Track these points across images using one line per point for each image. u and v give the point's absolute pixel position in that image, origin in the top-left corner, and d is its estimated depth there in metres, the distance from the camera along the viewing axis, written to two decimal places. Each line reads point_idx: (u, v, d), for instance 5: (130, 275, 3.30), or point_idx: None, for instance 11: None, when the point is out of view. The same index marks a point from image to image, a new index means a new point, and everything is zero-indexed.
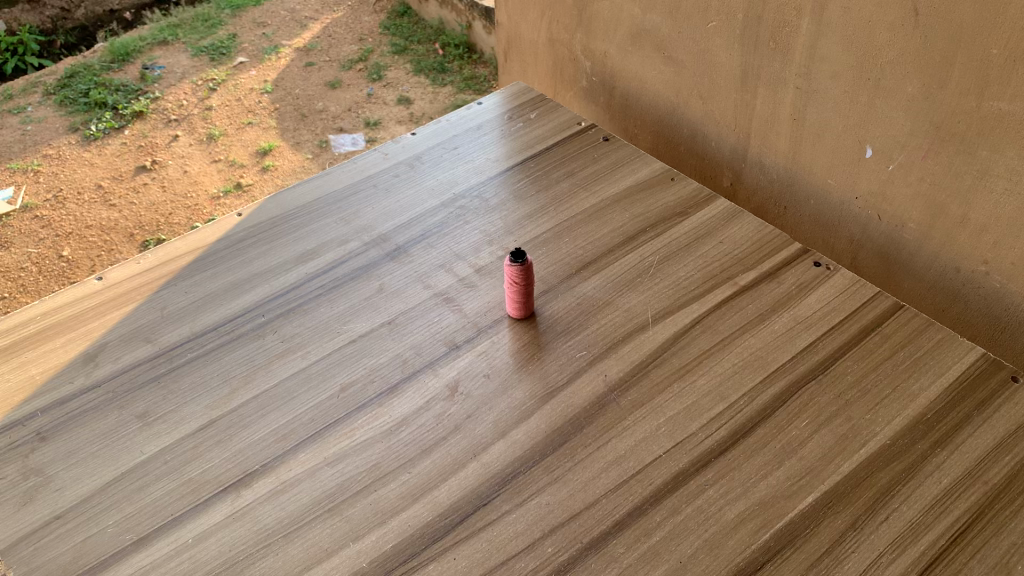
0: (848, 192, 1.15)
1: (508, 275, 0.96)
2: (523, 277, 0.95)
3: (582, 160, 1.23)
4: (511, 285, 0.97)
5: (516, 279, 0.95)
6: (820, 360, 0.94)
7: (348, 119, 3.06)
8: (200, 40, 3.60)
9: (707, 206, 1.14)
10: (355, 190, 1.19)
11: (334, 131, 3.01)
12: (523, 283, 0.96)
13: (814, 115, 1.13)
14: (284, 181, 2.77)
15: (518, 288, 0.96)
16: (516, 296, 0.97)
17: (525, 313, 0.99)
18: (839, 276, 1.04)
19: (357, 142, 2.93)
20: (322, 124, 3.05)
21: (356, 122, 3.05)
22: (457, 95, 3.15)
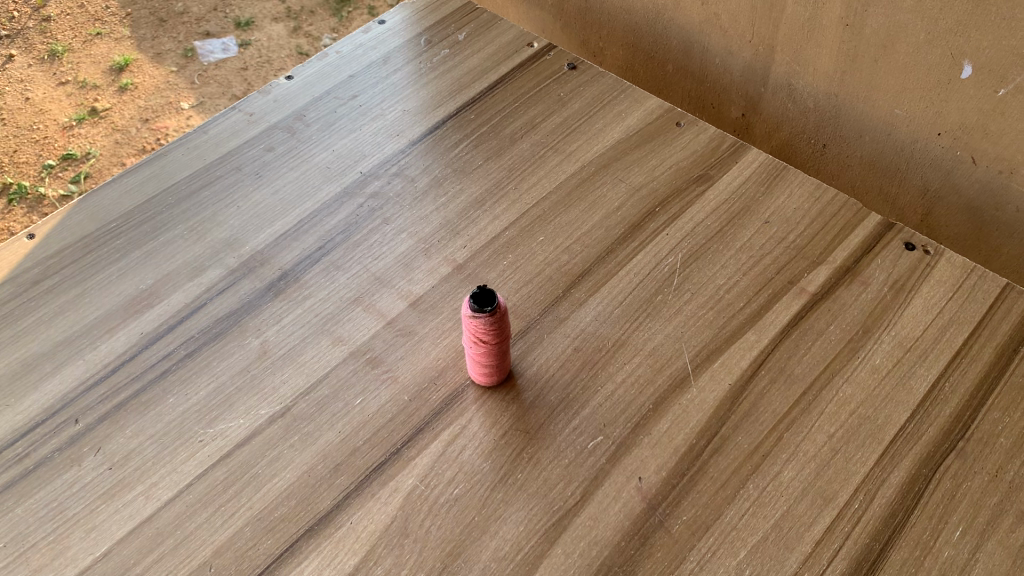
0: (926, 127, 0.80)
1: (468, 332, 0.60)
2: (492, 332, 0.59)
3: (543, 102, 0.85)
4: (473, 343, 0.60)
5: (482, 337, 0.59)
6: (952, 415, 0.62)
7: (214, 20, 2.41)
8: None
9: (735, 165, 0.78)
10: (209, 180, 0.79)
11: (200, 35, 2.36)
12: (496, 341, 0.60)
13: (878, 18, 0.77)
14: (146, 103, 2.17)
15: (487, 348, 0.60)
16: (485, 359, 0.61)
17: (500, 377, 0.63)
18: (945, 263, 0.71)
19: (230, 49, 2.33)
20: (183, 27, 2.40)
21: (223, 23, 2.41)
22: None
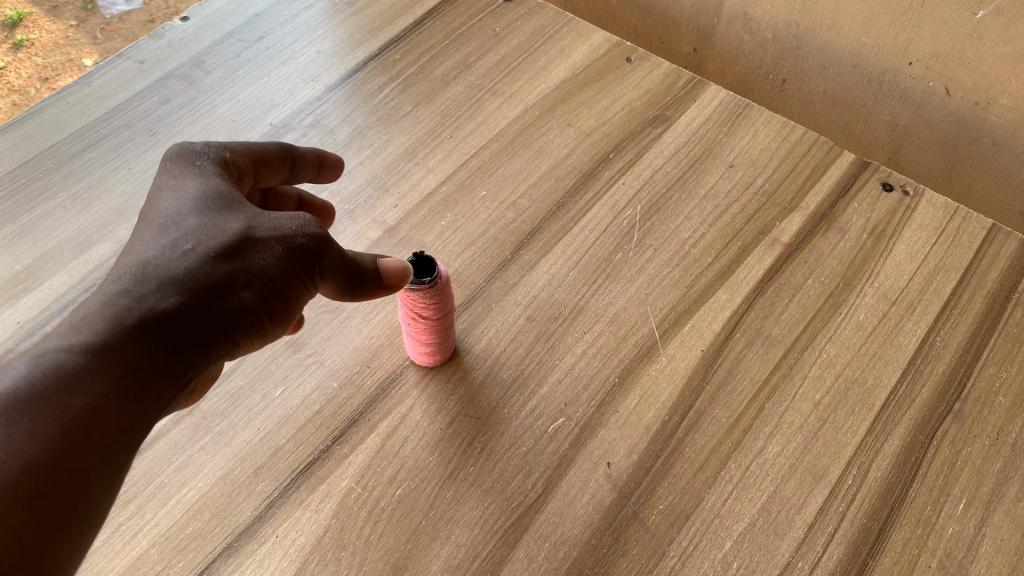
0: (896, 57, 0.74)
1: (404, 307, 0.51)
2: (432, 305, 0.51)
3: (477, 38, 0.75)
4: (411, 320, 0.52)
5: (420, 312, 0.51)
6: (945, 373, 0.56)
7: None
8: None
9: (694, 104, 0.71)
10: (93, 139, 0.68)
11: None
12: (439, 317, 0.52)
13: None
14: None
15: (428, 325, 0.52)
16: (426, 338, 0.53)
17: (440, 356, 0.56)
18: (926, 204, 0.65)
19: None
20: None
21: None
22: None
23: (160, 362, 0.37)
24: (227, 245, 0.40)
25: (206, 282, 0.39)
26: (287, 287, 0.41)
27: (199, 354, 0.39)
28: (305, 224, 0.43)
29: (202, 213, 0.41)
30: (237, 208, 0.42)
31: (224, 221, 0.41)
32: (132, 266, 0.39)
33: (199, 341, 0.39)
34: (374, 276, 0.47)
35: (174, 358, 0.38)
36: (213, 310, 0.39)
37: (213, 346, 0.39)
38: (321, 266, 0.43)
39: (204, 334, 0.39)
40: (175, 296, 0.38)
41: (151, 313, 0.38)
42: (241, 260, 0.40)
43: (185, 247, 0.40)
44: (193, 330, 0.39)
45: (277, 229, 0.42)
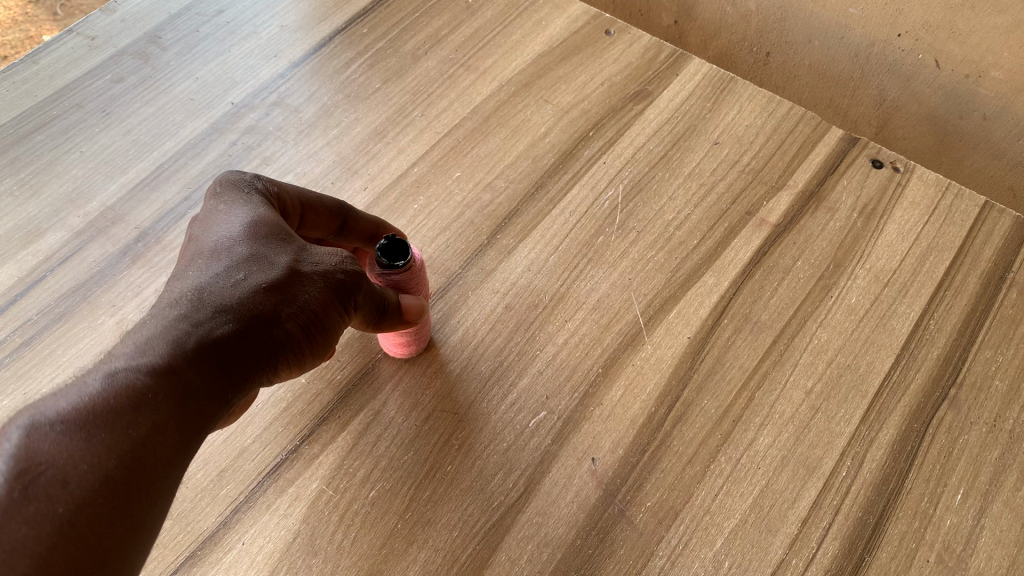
0: (885, 28, 0.71)
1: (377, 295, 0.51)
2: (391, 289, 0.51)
3: (449, 11, 0.72)
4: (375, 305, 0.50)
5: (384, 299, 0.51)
6: (941, 357, 0.54)
7: None
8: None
9: (676, 78, 0.68)
10: (41, 121, 0.64)
11: None
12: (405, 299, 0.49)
13: None
14: None
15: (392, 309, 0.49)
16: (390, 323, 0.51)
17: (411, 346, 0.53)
18: (917, 181, 0.62)
19: None
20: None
21: None
22: None
23: (217, 381, 0.40)
24: (275, 277, 0.44)
25: (256, 310, 0.43)
26: (327, 317, 0.45)
27: (246, 377, 0.42)
28: (344, 261, 0.47)
29: (252, 244, 0.45)
30: (285, 242, 0.46)
31: (273, 253, 0.45)
32: (188, 292, 0.43)
33: (246, 363, 0.42)
34: (398, 309, 0.49)
35: (227, 379, 0.41)
36: (261, 336, 0.43)
37: (258, 370, 0.43)
38: (356, 300, 0.46)
39: (253, 358, 0.42)
40: (229, 323, 0.42)
41: (208, 336, 0.41)
42: (287, 291, 0.44)
43: (236, 278, 0.44)
44: (244, 352, 0.42)
45: (318, 264, 0.46)
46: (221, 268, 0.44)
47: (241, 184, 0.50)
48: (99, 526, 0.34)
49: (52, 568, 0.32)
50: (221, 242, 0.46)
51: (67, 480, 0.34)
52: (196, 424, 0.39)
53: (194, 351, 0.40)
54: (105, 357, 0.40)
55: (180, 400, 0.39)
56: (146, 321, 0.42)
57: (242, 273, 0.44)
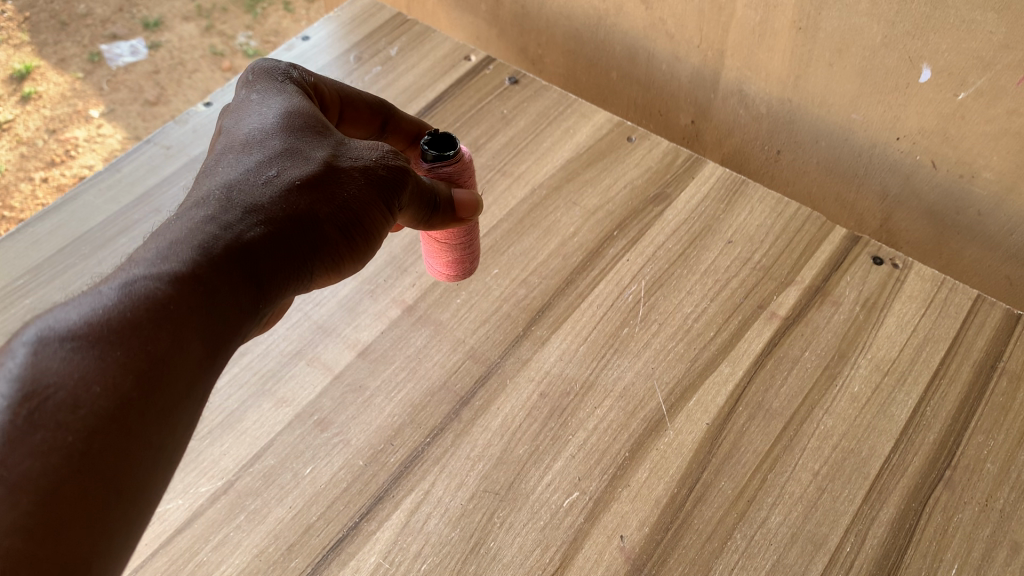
0: (884, 131, 0.78)
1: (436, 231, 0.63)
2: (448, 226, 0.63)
3: (487, 121, 0.80)
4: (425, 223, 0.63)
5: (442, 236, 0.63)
6: (936, 441, 0.59)
7: None
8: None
9: (692, 181, 0.75)
10: (126, 223, 0.72)
11: None
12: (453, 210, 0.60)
13: (830, 22, 0.75)
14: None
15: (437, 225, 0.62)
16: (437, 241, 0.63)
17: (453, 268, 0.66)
18: (915, 276, 0.68)
19: None
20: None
21: None
22: None
23: (267, 246, 0.48)
24: (312, 166, 0.52)
25: (297, 188, 0.51)
26: (365, 200, 0.53)
27: (294, 245, 0.50)
28: (384, 152, 0.55)
29: (290, 137, 0.53)
30: (323, 135, 0.54)
31: (310, 150, 0.53)
32: (240, 176, 0.51)
33: (293, 233, 0.50)
34: (454, 204, 0.60)
35: (275, 247, 0.49)
36: (306, 211, 0.50)
37: (306, 239, 0.50)
38: (394, 185, 0.54)
39: (299, 226, 0.50)
40: (275, 197, 0.50)
41: (255, 213, 0.49)
42: (324, 174, 0.52)
43: (274, 174, 0.51)
44: (277, 243, 0.49)
45: (358, 156, 0.54)
46: (261, 155, 0.52)
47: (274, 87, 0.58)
48: (111, 446, 0.38)
49: (66, 498, 0.36)
50: (260, 132, 0.54)
51: (78, 403, 0.38)
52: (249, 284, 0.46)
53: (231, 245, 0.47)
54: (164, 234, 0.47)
55: (223, 277, 0.45)
56: (193, 211, 0.49)
57: (283, 160, 0.52)
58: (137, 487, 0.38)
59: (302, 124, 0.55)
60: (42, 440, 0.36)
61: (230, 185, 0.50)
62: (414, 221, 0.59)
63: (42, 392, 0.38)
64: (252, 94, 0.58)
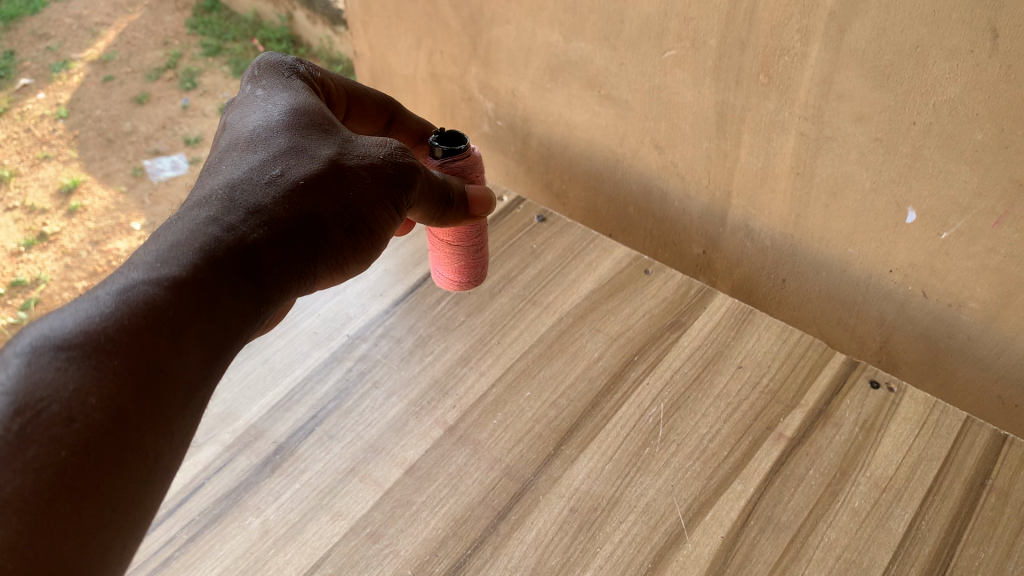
0: (878, 265, 0.87)
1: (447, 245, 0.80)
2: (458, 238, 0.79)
3: (518, 256, 0.90)
4: (440, 234, 0.80)
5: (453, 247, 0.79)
6: (932, 553, 0.65)
7: None
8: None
9: (704, 310, 0.83)
10: None
11: None
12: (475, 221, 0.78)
13: (826, 169, 0.84)
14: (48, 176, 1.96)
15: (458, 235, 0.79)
16: (454, 250, 0.80)
17: (463, 274, 0.82)
18: (909, 399, 0.75)
19: None
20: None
21: None
22: None
23: (264, 238, 0.59)
24: (309, 168, 0.63)
25: (296, 184, 0.62)
26: (359, 195, 0.64)
27: (292, 233, 0.61)
28: (382, 152, 0.67)
29: (292, 140, 0.65)
30: (321, 139, 0.66)
31: (316, 148, 0.65)
32: (248, 170, 0.63)
33: (290, 224, 0.61)
34: (459, 200, 0.73)
35: (273, 237, 0.60)
36: (305, 205, 0.62)
37: (302, 229, 0.61)
38: (395, 181, 0.66)
39: (297, 218, 0.61)
40: (274, 193, 0.61)
41: (256, 209, 0.60)
42: (320, 175, 0.63)
43: (281, 169, 0.63)
44: (287, 231, 0.60)
45: (354, 159, 0.65)
46: (266, 157, 0.63)
47: (279, 93, 0.70)
48: (105, 456, 0.47)
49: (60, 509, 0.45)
50: (267, 135, 0.65)
51: (71, 417, 0.47)
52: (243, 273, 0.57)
53: (237, 239, 0.58)
54: (176, 222, 0.58)
55: (222, 268, 0.56)
56: (202, 203, 0.60)
57: (286, 160, 0.63)
58: (121, 501, 0.47)
59: (303, 129, 0.66)
60: (37, 454, 0.45)
61: (242, 178, 0.62)
62: (420, 214, 0.72)
63: (38, 404, 0.47)
64: (263, 96, 0.70)
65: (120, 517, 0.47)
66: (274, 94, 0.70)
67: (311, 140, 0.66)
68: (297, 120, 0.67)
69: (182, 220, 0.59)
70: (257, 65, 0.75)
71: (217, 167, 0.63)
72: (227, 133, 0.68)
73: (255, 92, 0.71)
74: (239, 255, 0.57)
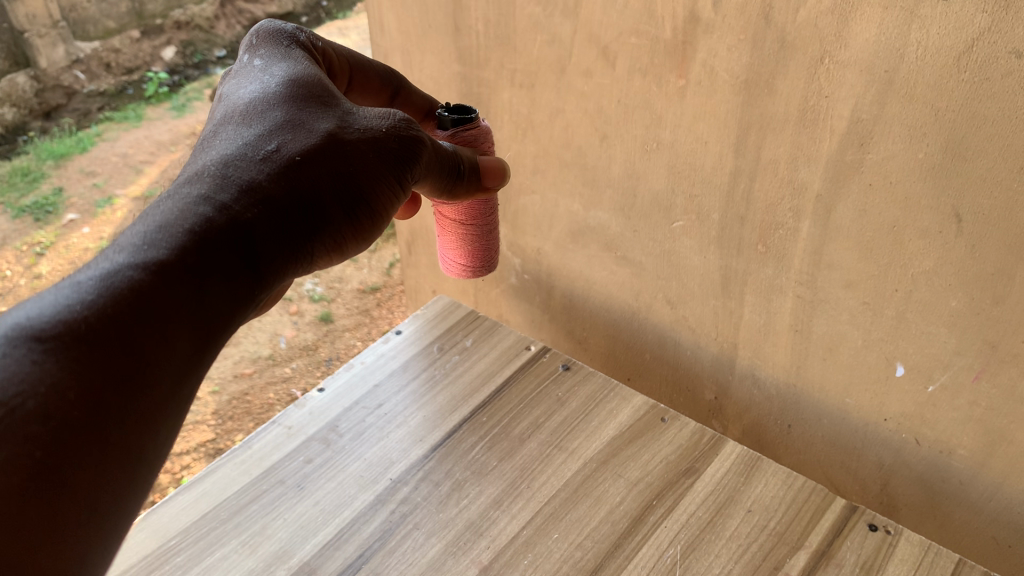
0: (874, 413, 0.95)
1: (466, 233, 1.04)
2: (472, 220, 1.02)
3: (545, 404, 0.99)
4: (455, 224, 1.03)
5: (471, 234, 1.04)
6: None
7: None
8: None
9: (716, 457, 0.91)
10: (255, 493, 0.89)
11: None
12: (484, 215, 1.02)
13: (822, 328, 0.94)
14: None
15: (472, 226, 1.03)
16: (467, 239, 1.05)
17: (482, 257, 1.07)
18: (905, 541, 0.82)
19: None
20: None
21: None
22: None
23: (258, 213, 0.67)
24: (305, 142, 0.72)
25: (290, 159, 0.71)
26: (349, 169, 0.73)
27: (287, 206, 0.69)
28: (379, 128, 0.76)
29: (286, 117, 0.73)
30: (314, 116, 0.74)
31: (313, 122, 0.74)
32: (244, 143, 0.71)
33: (284, 198, 0.69)
34: (455, 168, 0.85)
35: (265, 210, 0.68)
36: (299, 179, 0.70)
37: (297, 202, 0.70)
38: (389, 155, 0.75)
39: (292, 190, 0.70)
40: (268, 167, 0.69)
41: (251, 183, 0.68)
42: (312, 150, 0.72)
43: (278, 143, 0.71)
44: (283, 203, 0.69)
45: (347, 133, 0.75)
46: (260, 133, 0.72)
47: (273, 69, 0.79)
48: (88, 441, 0.53)
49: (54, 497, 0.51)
50: (262, 111, 0.74)
51: (52, 409, 0.53)
52: (235, 246, 0.65)
53: (232, 216, 0.66)
54: (172, 199, 0.66)
55: (213, 245, 0.64)
56: (198, 179, 0.68)
57: (281, 137, 0.72)
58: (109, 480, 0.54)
59: (297, 104, 0.75)
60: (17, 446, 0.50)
61: (239, 152, 0.70)
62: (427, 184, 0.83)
63: (19, 395, 0.52)
64: (263, 70, 0.79)
65: (106, 498, 0.54)
66: (267, 70, 0.79)
67: (303, 116, 0.74)
68: (290, 96, 0.75)
69: (179, 194, 0.67)
70: (256, 37, 0.85)
71: (214, 145, 0.71)
72: (228, 104, 0.77)
73: (254, 63, 0.81)
74: (230, 231, 0.65)
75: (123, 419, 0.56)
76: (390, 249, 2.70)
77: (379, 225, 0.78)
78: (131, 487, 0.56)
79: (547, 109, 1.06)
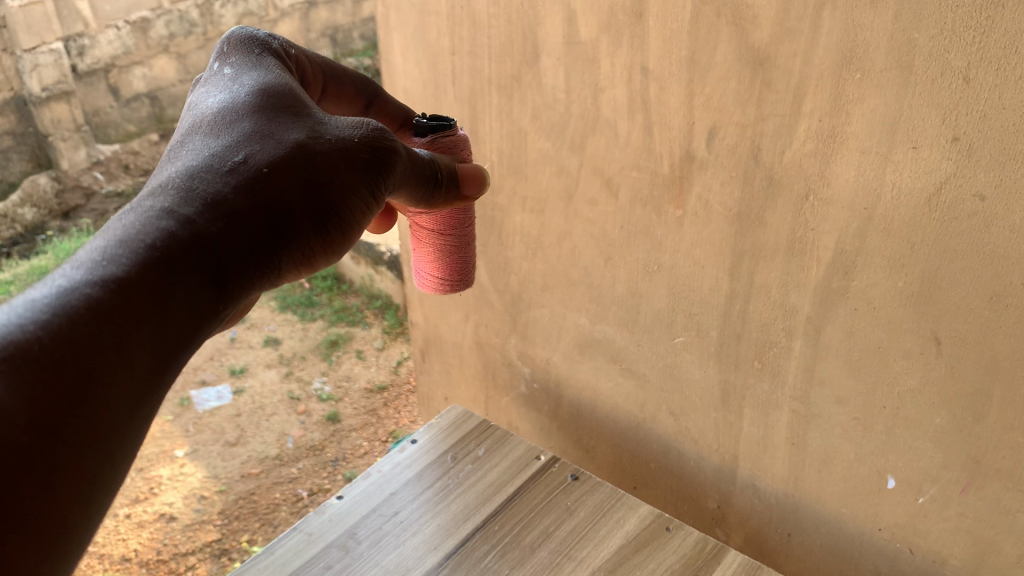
0: (869, 523, 0.99)
1: (443, 244, 1.07)
2: (450, 232, 1.07)
3: (555, 513, 1.03)
4: (433, 237, 1.07)
5: (447, 244, 1.07)
6: None
7: (209, 369, 2.69)
8: (14, 246, 3.33)
9: (718, 566, 0.95)
10: None
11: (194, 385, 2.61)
12: (461, 224, 1.06)
13: (817, 440, 0.99)
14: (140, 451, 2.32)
15: (449, 236, 1.07)
16: (443, 251, 1.08)
17: (455, 273, 1.10)
18: None
19: (222, 395, 2.55)
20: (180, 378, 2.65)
21: (218, 371, 2.67)
22: (330, 328, 2.89)
23: (221, 229, 0.67)
24: (272, 153, 0.72)
25: (256, 171, 0.70)
26: (319, 179, 0.73)
27: (253, 220, 0.69)
28: (349, 137, 0.76)
29: (254, 127, 0.73)
30: (283, 125, 0.74)
31: (282, 132, 0.73)
32: (209, 154, 0.71)
33: (250, 212, 0.69)
34: (429, 175, 0.85)
35: (229, 225, 0.68)
36: (266, 191, 0.70)
37: (264, 216, 0.70)
38: (361, 165, 0.75)
39: (259, 203, 0.69)
40: (232, 180, 0.69)
41: (214, 198, 0.68)
42: (281, 162, 0.71)
43: (244, 153, 0.71)
44: (249, 216, 0.69)
45: (315, 141, 0.74)
46: (227, 143, 0.71)
47: (242, 77, 0.79)
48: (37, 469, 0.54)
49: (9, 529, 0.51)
50: (230, 120, 0.74)
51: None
52: (197, 262, 0.65)
53: (195, 231, 0.66)
54: (133, 214, 0.66)
55: (173, 261, 0.64)
56: (162, 192, 0.67)
57: (249, 147, 0.71)
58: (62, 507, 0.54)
59: (265, 112, 0.74)
60: None
61: (205, 163, 0.69)
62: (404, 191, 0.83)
63: None
64: (232, 79, 0.79)
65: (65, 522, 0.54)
66: (236, 78, 0.79)
67: (272, 126, 0.73)
68: (259, 104, 0.75)
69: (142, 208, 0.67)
70: (228, 42, 0.84)
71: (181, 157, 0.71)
72: (195, 112, 0.76)
73: (225, 70, 0.81)
74: (192, 246, 0.65)
75: (72, 444, 0.56)
76: (398, 348, 2.76)
77: (353, 234, 0.78)
78: (84, 506, 0.56)
79: (556, 231, 1.15)
